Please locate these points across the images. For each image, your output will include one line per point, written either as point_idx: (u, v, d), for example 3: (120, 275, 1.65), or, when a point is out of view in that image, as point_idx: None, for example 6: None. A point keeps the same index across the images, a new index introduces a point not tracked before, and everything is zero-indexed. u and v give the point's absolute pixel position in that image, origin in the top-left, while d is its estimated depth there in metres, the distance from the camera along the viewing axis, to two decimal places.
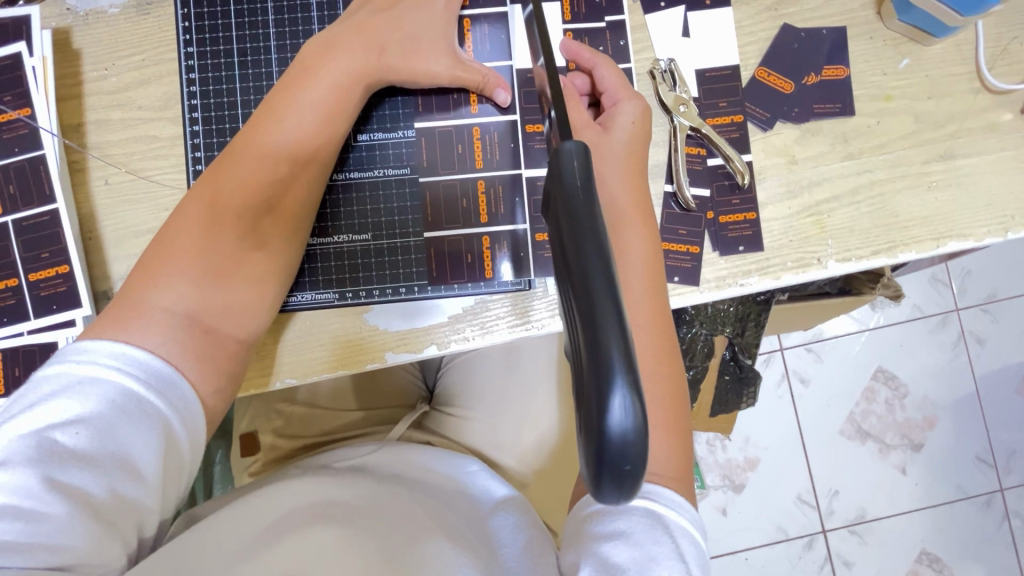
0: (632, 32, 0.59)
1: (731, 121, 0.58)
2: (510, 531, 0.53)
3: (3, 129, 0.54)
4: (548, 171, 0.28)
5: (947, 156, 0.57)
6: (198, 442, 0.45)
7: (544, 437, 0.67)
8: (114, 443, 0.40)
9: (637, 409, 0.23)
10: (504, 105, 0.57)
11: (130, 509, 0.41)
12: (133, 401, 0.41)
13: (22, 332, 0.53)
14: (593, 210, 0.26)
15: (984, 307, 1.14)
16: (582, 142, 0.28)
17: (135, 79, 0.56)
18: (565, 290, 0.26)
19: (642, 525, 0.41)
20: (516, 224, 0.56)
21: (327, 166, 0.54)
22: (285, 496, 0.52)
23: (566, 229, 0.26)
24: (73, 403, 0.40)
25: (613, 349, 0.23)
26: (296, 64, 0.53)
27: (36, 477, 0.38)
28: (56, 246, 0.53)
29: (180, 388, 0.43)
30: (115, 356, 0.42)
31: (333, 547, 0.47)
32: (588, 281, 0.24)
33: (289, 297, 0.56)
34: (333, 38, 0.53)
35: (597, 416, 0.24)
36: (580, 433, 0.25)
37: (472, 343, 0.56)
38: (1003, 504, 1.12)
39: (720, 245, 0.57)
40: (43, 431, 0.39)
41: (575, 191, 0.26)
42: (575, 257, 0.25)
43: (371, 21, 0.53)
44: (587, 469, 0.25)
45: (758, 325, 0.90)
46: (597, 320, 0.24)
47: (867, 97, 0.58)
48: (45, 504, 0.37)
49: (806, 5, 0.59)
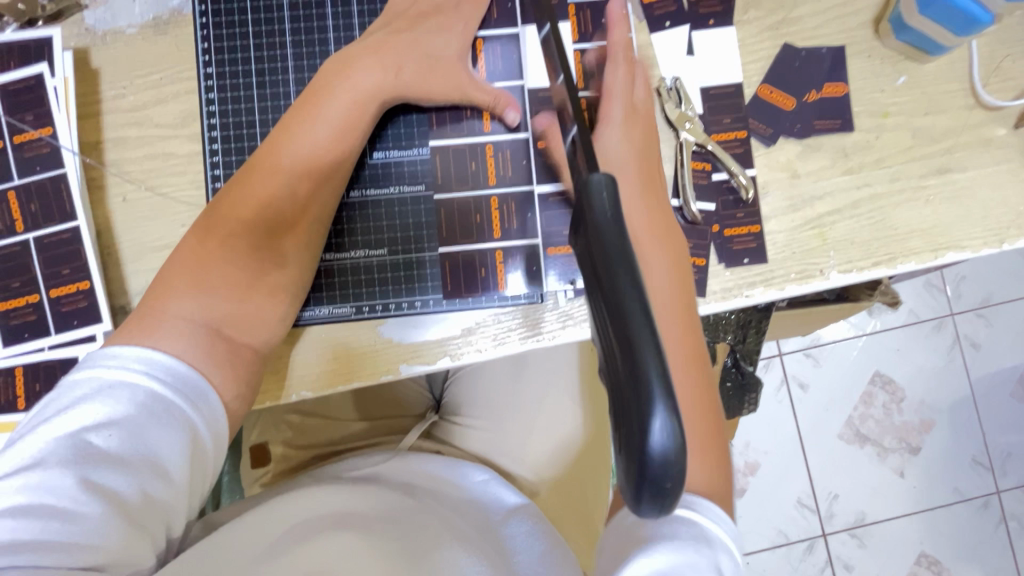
0: (638, 51, 0.60)
1: (735, 136, 0.60)
2: (526, 538, 0.55)
3: (25, 148, 0.55)
4: (577, 203, 0.29)
5: (943, 170, 0.59)
6: (222, 444, 0.46)
7: (553, 447, 0.68)
8: (144, 444, 0.41)
9: (675, 428, 0.24)
10: (513, 125, 0.58)
11: (158, 511, 0.42)
12: (162, 404, 0.42)
13: (43, 347, 0.54)
14: (623, 240, 0.27)
15: (978, 312, 1.16)
16: (609, 174, 0.28)
17: (153, 97, 0.57)
18: (598, 315, 0.27)
19: (683, 532, 0.41)
20: (527, 238, 0.58)
21: (342, 180, 0.55)
22: (303, 505, 0.53)
23: (598, 258, 0.27)
24: (104, 406, 0.41)
25: (653, 376, 0.24)
26: (312, 84, 0.54)
27: (71, 477, 0.39)
28: (77, 263, 0.54)
29: (205, 391, 0.45)
30: (142, 361, 0.43)
31: (352, 550, 0.48)
32: (624, 311, 0.25)
33: (303, 311, 0.57)
34: (348, 59, 0.55)
35: (640, 437, 0.25)
36: (618, 452, 0.26)
37: (485, 355, 0.57)
38: (1000, 506, 1.13)
39: (725, 256, 0.58)
40: (76, 433, 0.40)
41: (606, 223, 0.27)
42: (608, 283, 0.26)
43: (387, 42, 0.55)
44: (626, 487, 0.27)
45: (758, 332, 0.92)
46: (634, 345, 0.25)
47: (866, 113, 0.60)
48: (79, 503, 0.39)
49: (805, 25, 0.61)
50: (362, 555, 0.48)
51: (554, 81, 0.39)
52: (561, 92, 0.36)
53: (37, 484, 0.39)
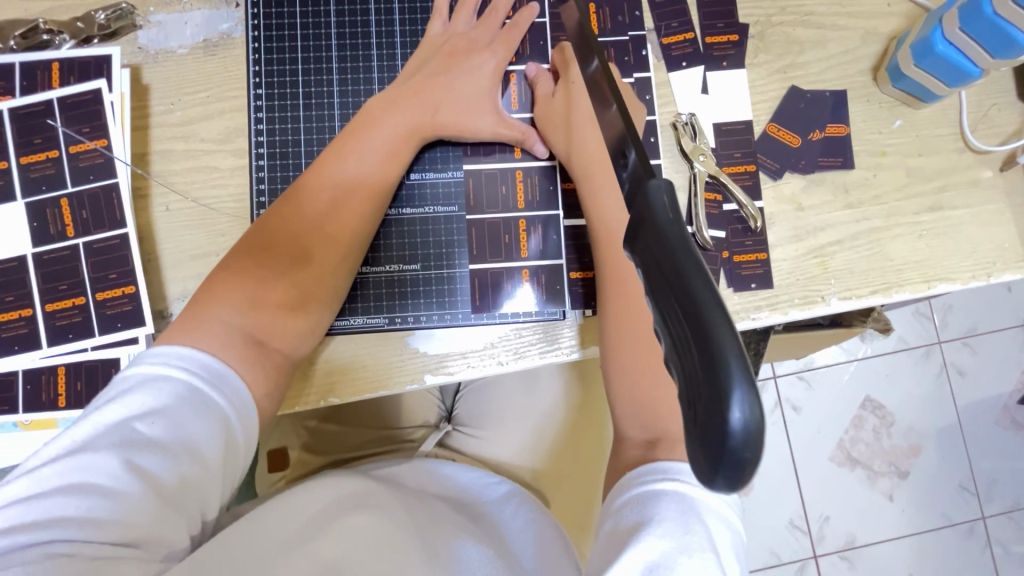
0: (657, 88, 0.65)
1: (745, 169, 0.64)
2: (529, 543, 0.57)
3: (80, 158, 0.58)
4: (635, 208, 0.28)
5: (936, 208, 0.64)
6: (253, 437, 0.47)
7: (566, 450, 0.73)
8: (183, 432, 0.42)
9: (758, 403, 0.21)
10: (542, 156, 0.62)
11: (196, 496, 0.42)
12: (198, 396, 0.43)
13: (87, 347, 0.56)
14: (683, 239, 0.26)
15: (964, 341, 1.21)
16: (669, 181, 0.28)
17: (200, 113, 0.61)
18: (671, 323, 0.24)
19: (672, 510, 0.41)
20: (551, 259, 0.62)
21: (382, 205, 0.58)
22: (314, 495, 0.52)
23: (666, 268, 0.25)
24: (146, 397, 0.42)
25: (730, 356, 0.22)
26: (360, 115, 0.59)
27: (117, 459, 0.39)
28: (123, 268, 0.57)
29: (238, 387, 0.46)
30: (182, 357, 0.44)
31: (374, 530, 0.48)
32: (707, 323, 0.23)
33: (338, 321, 0.60)
34: (394, 96, 0.59)
35: (716, 415, 0.22)
36: (685, 429, 0.23)
37: (507, 367, 0.60)
38: (985, 531, 1.17)
39: (734, 281, 0.62)
40: (123, 421, 0.41)
41: (669, 227, 0.26)
42: (681, 284, 0.24)
43: (429, 82, 0.60)
44: (695, 457, 0.23)
45: (757, 354, 0.95)
46: (712, 340, 0.23)
47: (865, 153, 0.65)
48: (122, 485, 0.39)
49: (811, 70, 0.66)
50: (385, 538, 0.48)
51: (587, 69, 0.41)
52: (603, 88, 0.37)
53: (83, 466, 0.39)
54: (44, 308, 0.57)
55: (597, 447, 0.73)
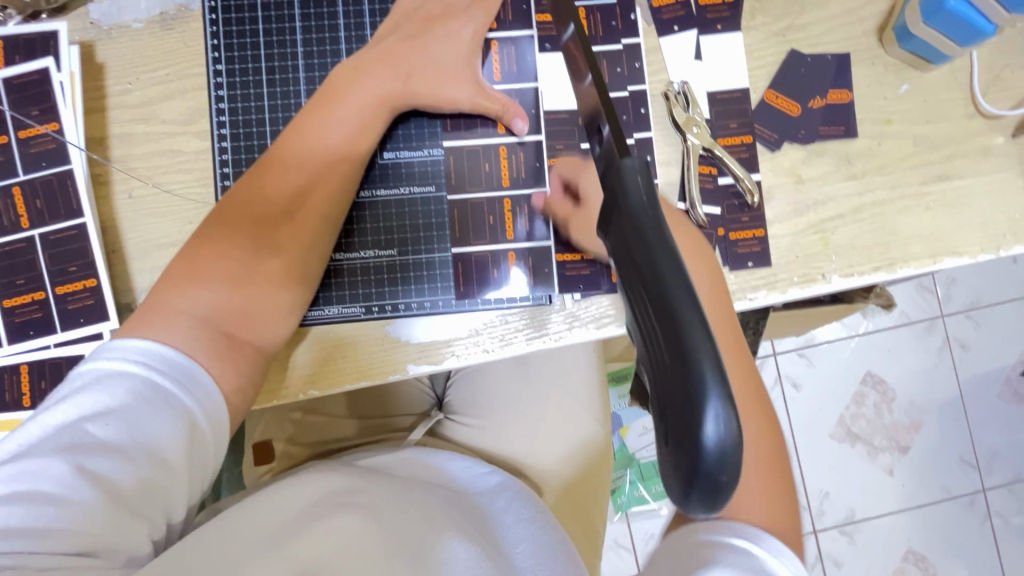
0: (646, 55, 0.61)
1: (741, 141, 0.60)
2: (519, 531, 0.55)
3: (31, 144, 0.55)
4: (608, 192, 0.25)
5: (943, 178, 0.60)
6: (223, 434, 0.44)
7: (560, 437, 0.70)
8: (139, 433, 0.39)
9: (735, 419, 0.19)
10: (520, 134, 0.58)
11: (158, 497, 0.40)
12: (158, 393, 0.40)
13: (49, 344, 0.54)
14: (659, 227, 0.23)
15: (968, 314, 1.18)
16: (645, 160, 0.25)
17: (159, 93, 0.57)
18: (645, 324, 0.22)
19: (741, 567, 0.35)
20: (538, 240, 0.58)
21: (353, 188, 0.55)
22: (289, 499, 0.49)
23: (640, 260, 0.22)
24: (100, 397, 0.39)
25: (705, 365, 0.20)
26: (327, 88, 0.55)
27: (65, 465, 0.37)
28: (83, 260, 0.54)
29: (201, 380, 0.43)
30: (140, 353, 0.42)
31: (358, 531, 0.46)
32: (682, 326, 0.20)
33: (313, 311, 0.57)
34: (363, 68, 0.55)
35: (689, 431, 0.20)
36: (660, 443, 0.21)
37: (492, 355, 0.57)
38: (985, 504, 1.16)
39: (731, 260, 0.59)
40: (74, 423, 0.39)
41: (644, 214, 0.23)
42: (654, 282, 0.21)
43: (398, 48, 0.55)
44: (669, 474, 0.21)
45: (756, 333, 0.92)
46: (688, 345, 0.20)
47: (868, 120, 0.61)
48: (74, 491, 0.37)
49: (811, 31, 0.61)
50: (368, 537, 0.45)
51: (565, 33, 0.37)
52: (580, 65, 0.34)
53: (31, 472, 0.37)
54: (3, 304, 0.54)
55: (592, 433, 0.72)
